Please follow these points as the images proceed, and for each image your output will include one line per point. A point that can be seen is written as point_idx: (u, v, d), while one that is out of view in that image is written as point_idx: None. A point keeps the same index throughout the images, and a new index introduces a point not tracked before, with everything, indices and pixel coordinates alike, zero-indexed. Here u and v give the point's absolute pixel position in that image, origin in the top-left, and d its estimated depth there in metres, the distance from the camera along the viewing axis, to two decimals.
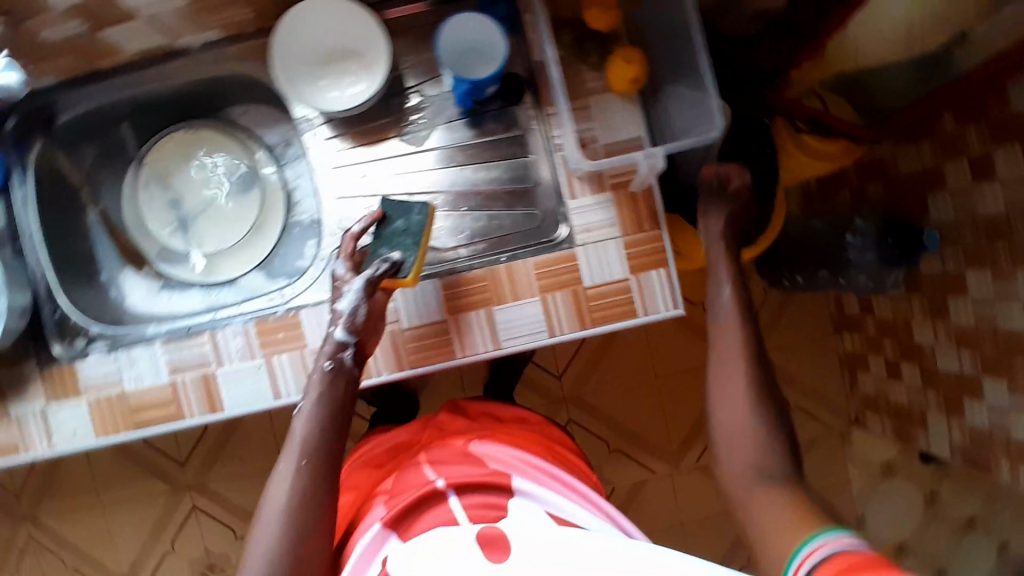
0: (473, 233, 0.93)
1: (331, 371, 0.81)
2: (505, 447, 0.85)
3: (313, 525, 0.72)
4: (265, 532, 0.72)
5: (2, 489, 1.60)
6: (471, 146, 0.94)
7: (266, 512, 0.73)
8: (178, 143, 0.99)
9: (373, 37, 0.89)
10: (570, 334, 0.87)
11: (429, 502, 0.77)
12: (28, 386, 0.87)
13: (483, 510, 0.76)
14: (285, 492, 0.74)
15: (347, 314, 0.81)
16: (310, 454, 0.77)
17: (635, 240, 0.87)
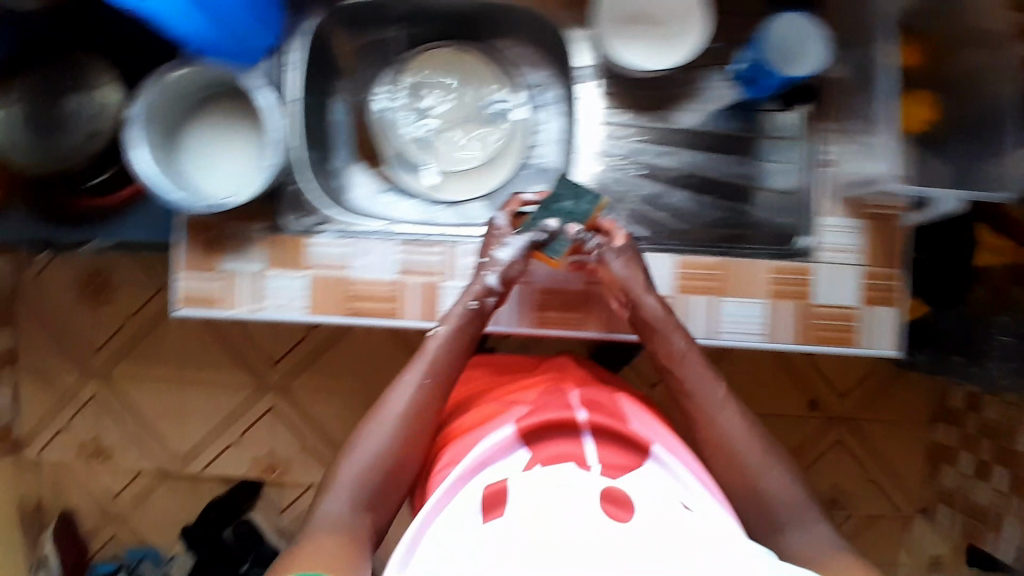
0: (715, 220, 0.91)
1: (475, 311, 0.84)
2: (641, 410, 0.84)
3: (414, 432, 0.79)
4: (375, 434, 0.78)
5: (83, 341, 1.58)
6: (733, 136, 0.93)
7: (385, 410, 0.79)
8: (440, 60, 1.00)
9: (703, 11, 0.84)
10: (787, 344, 0.88)
11: (561, 431, 0.77)
12: (251, 246, 0.87)
13: (605, 452, 0.75)
14: (405, 401, 0.80)
15: (500, 258, 0.84)
16: (437, 373, 0.82)
17: (872, 274, 0.88)
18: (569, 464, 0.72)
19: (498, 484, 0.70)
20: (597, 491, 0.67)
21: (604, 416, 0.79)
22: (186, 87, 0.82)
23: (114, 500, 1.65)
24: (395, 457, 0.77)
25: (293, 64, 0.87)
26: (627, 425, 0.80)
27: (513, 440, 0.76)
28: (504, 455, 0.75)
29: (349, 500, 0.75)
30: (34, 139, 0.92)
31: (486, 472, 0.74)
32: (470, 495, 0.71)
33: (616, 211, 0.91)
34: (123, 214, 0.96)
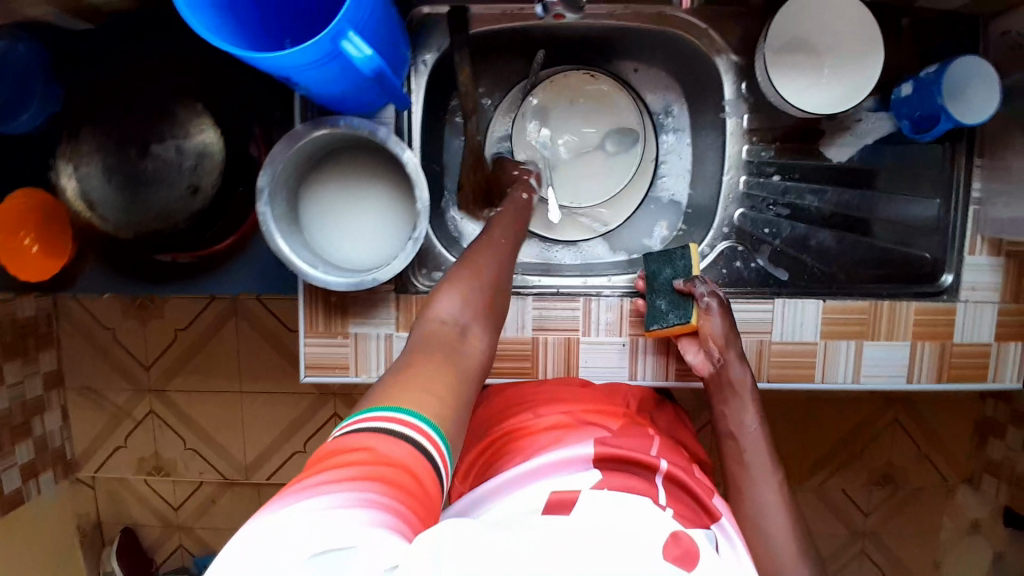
0: (856, 262, 0.88)
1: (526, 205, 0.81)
2: (674, 452, 0.70)
3: (495, 297, 0.67)
4: (462, 284, 0.65)
5: (133, 359, 1.52)
6: (880, 171, 0.87)
7: (461, 277, 0.65)
8: (565, 86, 0.93)
9: (870, 48, 0.79)
10: (925, 384, 0.87)
11: (647, 471, 0.64)
12: (379, 310, 0.83)
13: (686, 516, 0.60)
14: (489, 259, 0.69)
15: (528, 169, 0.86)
16: (508, 240, 0.73)
17: (1009, 309, 0.86)
18: (647, 502, 0.59)
19: (568, 492, 0.58)
20: (666, 533, 0.53)
21: (688, 472, 0.66)
22: (324, 141, 0.76)
23: (176, 513, 1.61)
24: (483, 302, 0.65)
25: (416, 102, 0.82)
26: (706, 492, 0.65)
27: (585, 459, 0.63)
28: (569, 471, 0.63)
29: (460, 316, 0.62)
30: (125, 196, 0.84)
31: (545, 482, 0.62)
32: (525, 497, 0.59)
33: (761, 254, 0.86)
34: (224, 267, 0.89)
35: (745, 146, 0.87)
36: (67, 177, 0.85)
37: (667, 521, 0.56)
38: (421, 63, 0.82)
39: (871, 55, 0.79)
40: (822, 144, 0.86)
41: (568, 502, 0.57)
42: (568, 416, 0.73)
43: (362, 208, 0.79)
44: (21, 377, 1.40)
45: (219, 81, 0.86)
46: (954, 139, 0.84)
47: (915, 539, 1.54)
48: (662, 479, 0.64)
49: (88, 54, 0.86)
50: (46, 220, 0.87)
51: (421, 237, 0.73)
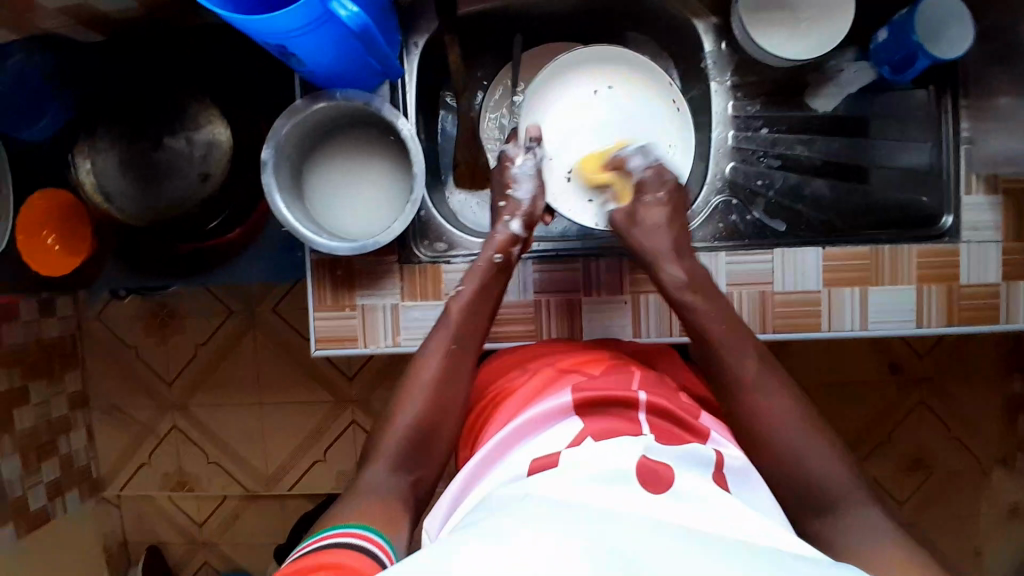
0: (851, 211, 0.89)
1: (501, 264, 0.80)
2: (650, 376, 0.71)
3: (440, 418, 0.70)
4: (407, 405, 0.70)
5: (153, 376, 1.45)
6: (867, 119, 0.89)
7: (413, 384, 0.71)
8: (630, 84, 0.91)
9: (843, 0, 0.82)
10: (934, 329, 0.85)
11: (622, 404, 0.64)
12: (383, 281, 0.85)
13: (667, 434, 0.61)
14: (432, 369, 0.72)
15: (518, 201, 0.83)
16: (463, 341, 0.75)
17: (1016, 248, 0.84)
18: (631, 439, 0.58)
19: (547, 457, 0.58)
20: (642, 454, 0.56)
21: (671, 400, 0.67)
22: (296, 141, 0.78)
23: (199, 530, 1.49)
24: (424, 432, 0.69)
25: (410, 80, 0.85)
26: (693, 415, 0.66)
27: (564, 409, 0.64)
28: (553, 422, 0.63)
29: (389, 464, 0.67)
30: (138, 187, 0.90)
31: (527, 444, 0.62)
32: (511, 463, 0.60)
33: (756, 206, 0.89)
34: (231, 256, 0.92)
35: (730, 103, 0.91)
36: (84, 173, 0.91)
37: (633, 447, 0.56)
38: (412, 46, 0.86)
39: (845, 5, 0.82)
40: (807, 95, 0.90)
41: (554, 457, 0.58)
42: (551, 368, 0.73)
43: (355, 186, 0.82)
44: (45, 397, 1.36)
45: (226, 78, 0.92)
46: (939, 84, 0.86)
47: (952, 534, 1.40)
48: (645, 415, 0.63)
49: (107, 63, 0.92)
50: (67, 217, 0.89)
51: (418, 198, 0.76)
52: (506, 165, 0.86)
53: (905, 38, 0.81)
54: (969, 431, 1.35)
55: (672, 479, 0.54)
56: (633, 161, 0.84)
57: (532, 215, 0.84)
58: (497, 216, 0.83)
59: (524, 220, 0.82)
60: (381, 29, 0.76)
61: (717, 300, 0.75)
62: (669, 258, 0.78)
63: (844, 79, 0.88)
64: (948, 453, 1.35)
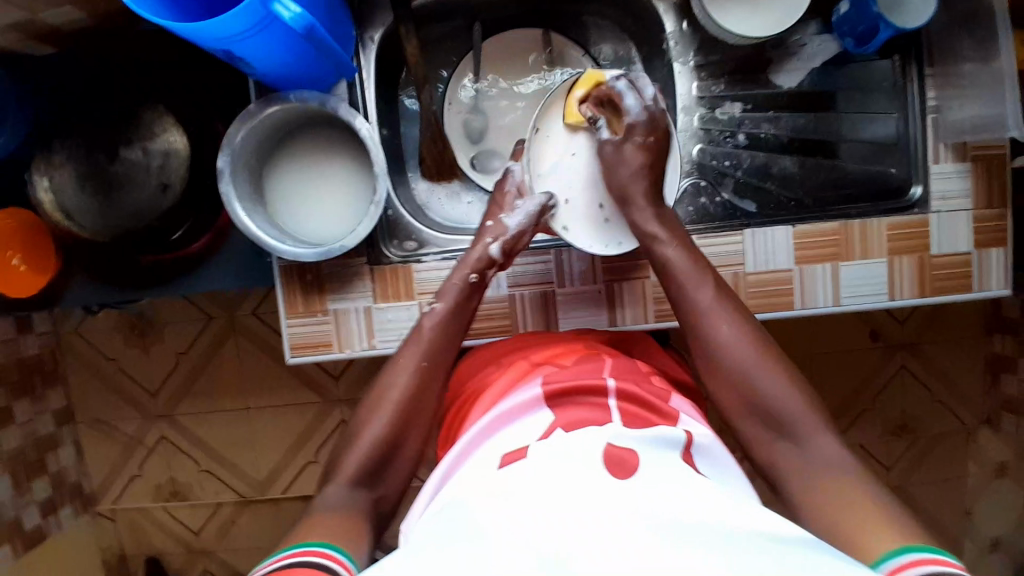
0: (820, 187, 0.88)
1: (474, 285, 0.78)
2: (618, 362, 0.71)
3: (404, 433, 0.70)
4: (375, 421, 0.69)
5: (136, 387, 1.42)
6: (834, 91, 0.88)
7: (380, 400, 0.70)
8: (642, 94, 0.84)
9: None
10: (908, 301, 0.85)
11: (594, 394, 0.63)
12: (355, 285, 0.84)
13: (638, 421, 0.61)
14: (400, 386, 0.71)
15: (503, 229, 0.80)
16: (433, 357, 0.73)
17: (985, 215, 0.84)
18: (598, 430, 0.58)
19: (516, 453, 0.57)
20: (608, 442, 0.56)
21: (641, 384, 0.66)
22: (254, 149, 0.77)
23: (196, 538, 1.46)
24: (386, 451, 0.68)
25: (367, 77, 0.83)
26: (663, 398, 0.66)
27: (535, 401, 0.63)
28: (524, 415, 0.63)
29: (350, 480, 0.66)
30: (101, 202, 0.88)
31: (498, 437, 0.62)
32: (483, 457, 0.60)
33: (725, 188, 0.89)
34: (200, 266, 0.91)
35: (695, 83, 0.90)
36: (42, 190, 0.88)
37: (601, 437, 0.56)
38: (368, 40, 0.84)
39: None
40: (770, 72, 0.89)
41: (523, 451, 0.57)
42: (526, 363, 0.72)
43: (318, 196, 0.81)
44: (30, 416, 1.33)
45: (182, 85, 0.90)
46: (903, 53, 0.85)
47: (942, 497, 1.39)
48: (616, 399, 0.63)
49: (60, 77, 0.90)
50: (29, 239, 0.89)
51: (382, 199, 0.75)
52: (505, 191, 0.82)
53: (865, 11, 0.80)
54: (953, 393, 1.35)
55: (637, 467, 0.54)
56: (626, 96, 0.80)
57: (514, 246, 0.80)
58: (480, 237, 0.80)
59: (505, 250, 0.80)
60: (333, 29, 0.74)
61: (722, 295, 0.72)
62: (668, 241, 0.75)
63: (805, 56, 0.88)
64: (935, 417, 1.36)
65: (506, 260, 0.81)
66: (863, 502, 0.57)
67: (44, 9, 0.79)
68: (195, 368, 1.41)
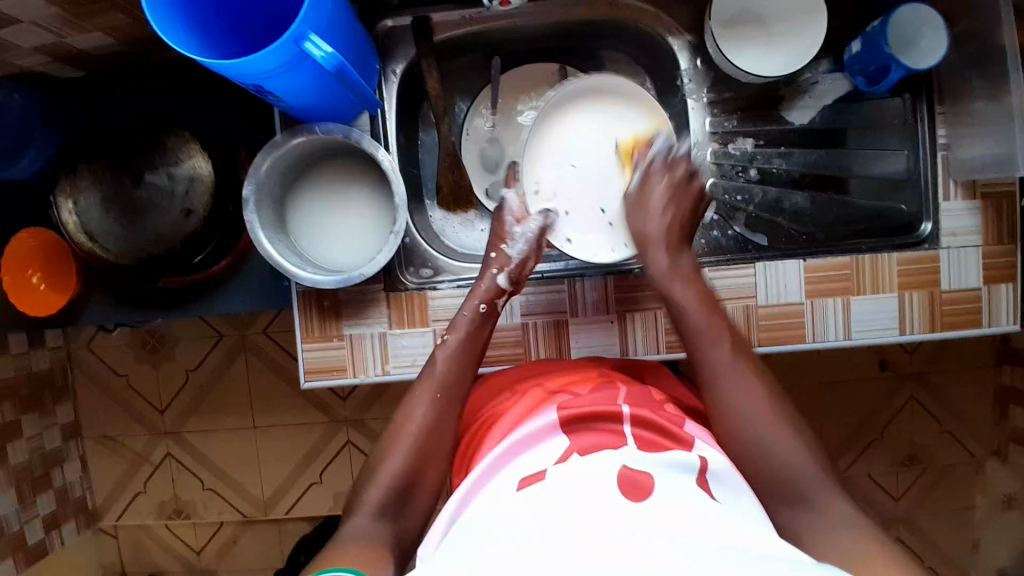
0: (830, 222, 0.90)
1: (485, 314, 0.81)
2: (630, 389, 0.71)
3: (425, 467, 0.70)
4: (393, 456, 0.70)
5: (145, 403, 1.42)
6: (845, 128, 0.90)
7: (399, 436, 0.71)
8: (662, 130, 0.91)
9: (814, 20, 0.84)
10: (919, 335, 0.85)
11: (608, 421, 0.64)
12: (370, 311, 0.85)
13: (652, 446, 0.61)
14: (418, 419, 0.72)
15: (507, 257, 0.83)
16: (449, 389, 0.75)
17: (995, 251, 0.85)
18: (612, 455, 0.58)
19: (534, 475, 0.58)
20: (620, 465, 0.56)
21: (655, 411, 0.66)
22: (277, 178, 0.79)
23: (197, 557, 1.45)
24: (408, 486, 0.68)
25: (390, 108, 0.86)
26: (677, 424, 0.66)
27: (551, 426, 0.64)
28: (538, 443, 0.63)
29: (373, 511, 0.66)
30: (123, 225, 0.91)
31: (513, 465, 0.62)
32: (499, 483, 0.60)
33: (736, 221, 0.90)
34: (217, 289, 0.92)
35: (708, 119, 0.92)
36: (66, 213, 0.91)
37: (613, 461, 0.57)
38: (391, 73, 0.87)
39: (816, 26, 0.84)
40: (781, 109, 0.91)
41: (540, 472, 0.58)
42: (540, 390, 0.73)
43: (336, 222, 0.82)
44: (38, 429, 1.33)
45: (206, 111, 0.92)
46: (914, 90, 0.87)
47: (951, 532, 1.37)
48: (630, 425, 0.63)
49: (87, 101, 0.92)
50: (50, 259, 0.90)
51: (401, 228, 0.76)
52: (504, 221, 0.86)
53: (876, 50, 0.82)
54: (961, 424, 1.35)
55: (651, 488, 0.54)
56: None
57: (520, 272, 0.83)
58: (485, 268, 0.83)
59: (512, 278, 0.82)
60: (358, 62, 0.76)
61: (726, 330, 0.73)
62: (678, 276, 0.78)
63: (817, 93, 0.90)
64: (943, 448, 1.35)
65: (515, 287, 0.83)
66: (879, 540, 0.57)
67: (77, 36, 0.81)
68: (203, 386, 1.40)
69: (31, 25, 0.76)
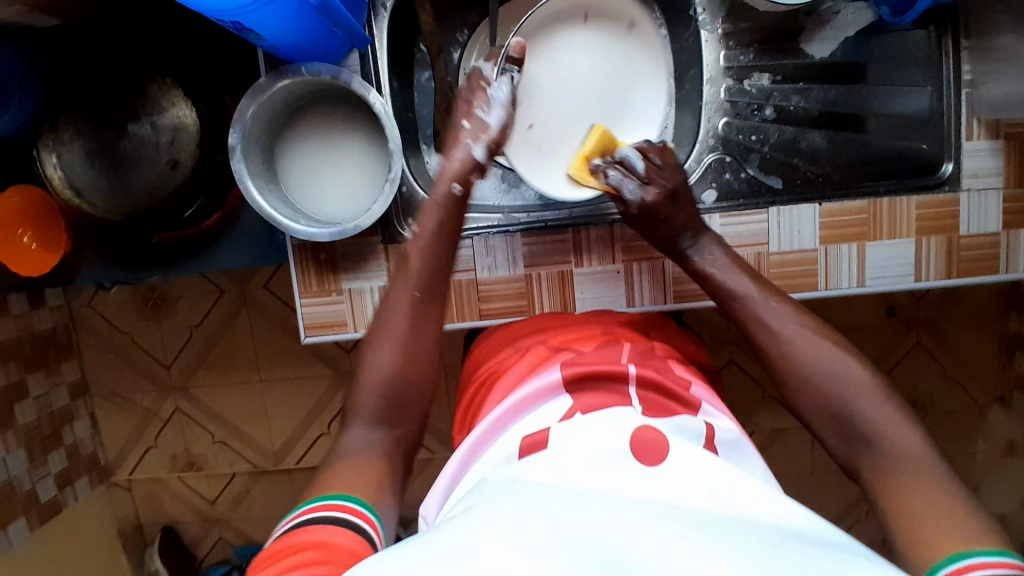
0: (848, 163, 0.85)
1: (458, 196, 0.75)
2: (632, 347, 0.69)
3: (409, 371, 0.67)
4: (378, 354, 0.67)
5: (149, 360, 1.41)
6: (869, 61, 0.84)
7: (377, 340, 0.68)
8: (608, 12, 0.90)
9: None
10: (935, 283, 0.83)
11: (614, 381, 0.62)
12: (370, 264, 0.83)
13: (661, 409, 0.59)
14: (396, 321, 0.69)
15: (481, 126, 0.77)
16: (425, 283, 0.71)
17: (1017, 194, 0.81)
18: (615, 416, 0.56)
19: (538, 433, 0.57)
20: (633, 428, 0.54)
21: (661, 372, 0.64)
22: (264, 128, 0.75)
23: (211, 508, 1.47)
24: (391, 393, 0.66)
25: (381, 48, 0.81)
26: (683, 385, 0.64)
27: (554, 385, 0.62)
28: (542, 402, 0.61)
29: (368, 419, 0.65)
30: (110, 179, 0.87)
31: (518, 424, 0.60)
32: (500, 444, 0.59)
33: (750, 163, 0.86)
34: (213, 244, 0.89)
35: (723, 52, 0.87)
36: (50, 168, 0.87)
37: (629, 419, 0.55)
38: (381, 8, 0.81)
39: None
40: (802, 41, 0.85)
41: (542, 437, 0.56)
42: (542, 348, 0.71)
43: (330, 169, 0.79)
44: (45, 389, 1.33)
45: (192, 57, 0.88)
46: (939, 24, 0.82)
47: (954, 475, 1.37)
48: (635, 387, 0.61)
49: (64, 48, 0.87)
50: (39, 214, 0.87)
51: (396, 176, 0.73)
52: (472, 87, 0.79)
53: None
54: (967, 370, 1.33)
55: (667, 453, 0.52)
56: (625, 185, 0.78)
57: (498, 141, 0.78)
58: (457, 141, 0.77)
59: (486, 148, 0.76)
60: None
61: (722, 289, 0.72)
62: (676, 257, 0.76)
63: (836, 26, 0.84)
64: (949, 394, 1.34)
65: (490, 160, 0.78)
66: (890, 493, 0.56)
67: None
68: (205, 341, 1.39)
69: None
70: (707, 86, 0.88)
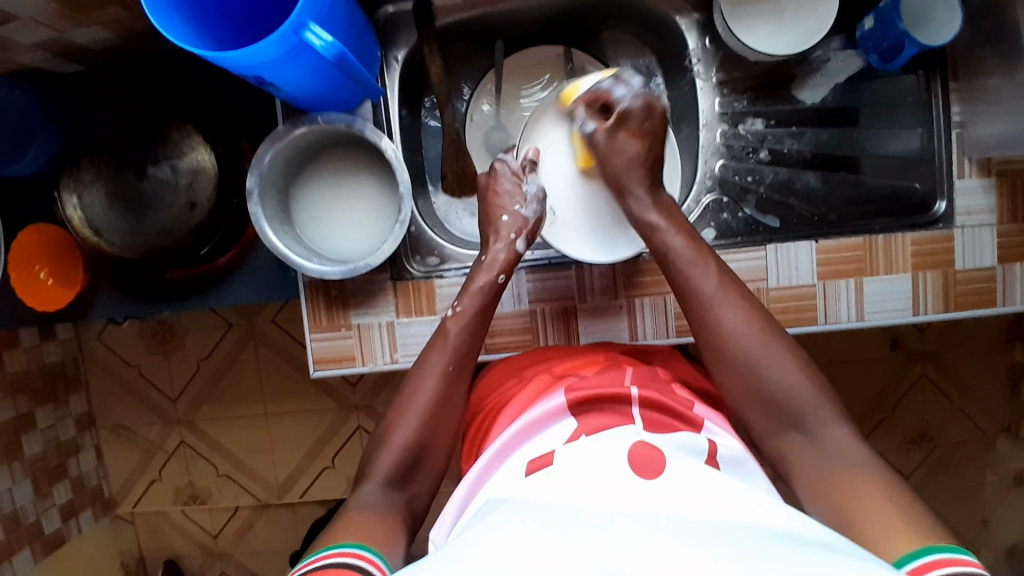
0: (845, 202, 0.88)
1: (502, 285, 0.80)
2: (638, 369, 0.71)
3: (432, 437, 0.69)
4: (402, 427, 0.69)
5: (156, 393, 1.42)
6: (860, 105, 0.87)
7: (409, 408, 0.70)
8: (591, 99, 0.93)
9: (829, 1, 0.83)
10: (933, 316, 0.84)
11: (614, 403, 0.63)
12: (378, 300, 0.85)
13: (662, 427, 0.60)
14: (427, 391, 0.71)
15: (523, 219, 0.82)
16: (461, 361, 0.74)
17: (1010, 230, 0.83)
18: (621, 435, 0.57)
19: (542, 457, 0.58)
20: (631, 443, 0.55)
21: (664, 393, 0.66)
22: (283, 163, 0.78)
23: (214, 542, 1.46)
24: (415, 454, 0.68)
25: (391, 96, 0.85)
26: (686, 406, 0.65)
27: (558, 410, 0.63)
28: (547, 425, 0.63)
29: (384, 479, 0.66)
30: (128, 217, 0.91)
31: (528, 445, 0.61)
32: (507, 469, 0.60)
33: (747, 203, 0.89)
34: (225, 280, 0.92)
35: (717, 99, 0.92)
36: (71, 208, 0.91)
37: (628, 436, 0.57)
38: (392, 59, 0.86)
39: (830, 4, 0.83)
40: (794, 87, 0.89)
41: (546, 458, 0.57)
42: (547, 375, 0.72)
43: (341, 211, 0.82)
44: (52, 421, 1.34)
45: (208, 102, 0.92)
46: (928, 67, 0.85)
47: (964, 508, 1.36)
48: (639, 407, 0.62)
49: (88, 93, 0.92)
50: (56, 253, 0.90)
51: (405, 217, 0.75)
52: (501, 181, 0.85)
53: (888, 28, 0.80)
54: (969, 399, 1.33)
55: (664, 467, 0.53)
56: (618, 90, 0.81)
57: (535, 231, 0.83)
58: (500, 233, 0.81)
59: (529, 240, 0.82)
60: (358, 51, 0.75)
61: (720, 279, 0.71)
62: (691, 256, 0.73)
63: (825, 73, 0.88)
64: (953, 425, 1.34)
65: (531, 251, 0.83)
66: None
67: (73, 29, 0.80)
68: (212, 373, 1.41)
69: (28, 21, 0.75)
70: (705, 130, 0.93)
